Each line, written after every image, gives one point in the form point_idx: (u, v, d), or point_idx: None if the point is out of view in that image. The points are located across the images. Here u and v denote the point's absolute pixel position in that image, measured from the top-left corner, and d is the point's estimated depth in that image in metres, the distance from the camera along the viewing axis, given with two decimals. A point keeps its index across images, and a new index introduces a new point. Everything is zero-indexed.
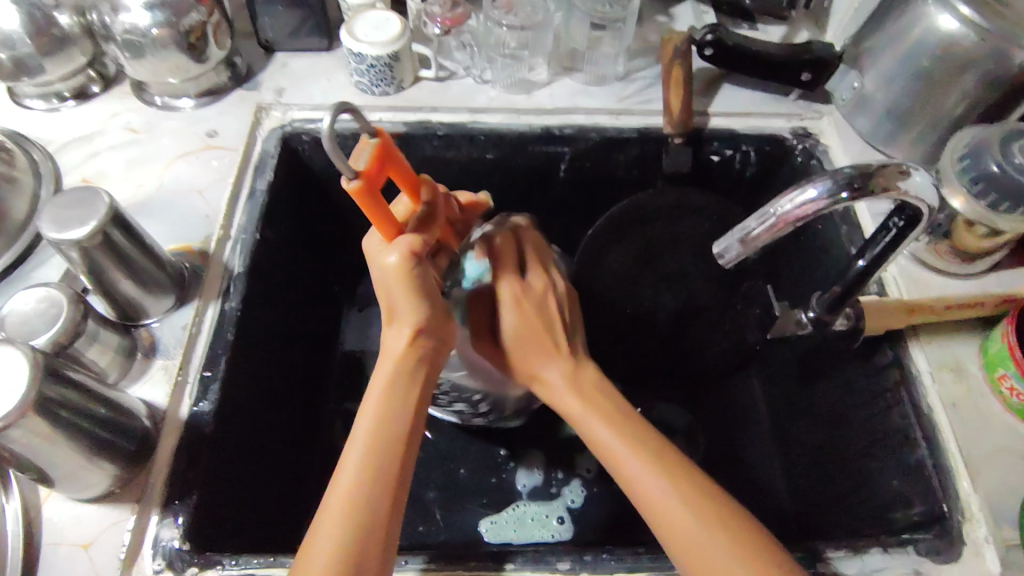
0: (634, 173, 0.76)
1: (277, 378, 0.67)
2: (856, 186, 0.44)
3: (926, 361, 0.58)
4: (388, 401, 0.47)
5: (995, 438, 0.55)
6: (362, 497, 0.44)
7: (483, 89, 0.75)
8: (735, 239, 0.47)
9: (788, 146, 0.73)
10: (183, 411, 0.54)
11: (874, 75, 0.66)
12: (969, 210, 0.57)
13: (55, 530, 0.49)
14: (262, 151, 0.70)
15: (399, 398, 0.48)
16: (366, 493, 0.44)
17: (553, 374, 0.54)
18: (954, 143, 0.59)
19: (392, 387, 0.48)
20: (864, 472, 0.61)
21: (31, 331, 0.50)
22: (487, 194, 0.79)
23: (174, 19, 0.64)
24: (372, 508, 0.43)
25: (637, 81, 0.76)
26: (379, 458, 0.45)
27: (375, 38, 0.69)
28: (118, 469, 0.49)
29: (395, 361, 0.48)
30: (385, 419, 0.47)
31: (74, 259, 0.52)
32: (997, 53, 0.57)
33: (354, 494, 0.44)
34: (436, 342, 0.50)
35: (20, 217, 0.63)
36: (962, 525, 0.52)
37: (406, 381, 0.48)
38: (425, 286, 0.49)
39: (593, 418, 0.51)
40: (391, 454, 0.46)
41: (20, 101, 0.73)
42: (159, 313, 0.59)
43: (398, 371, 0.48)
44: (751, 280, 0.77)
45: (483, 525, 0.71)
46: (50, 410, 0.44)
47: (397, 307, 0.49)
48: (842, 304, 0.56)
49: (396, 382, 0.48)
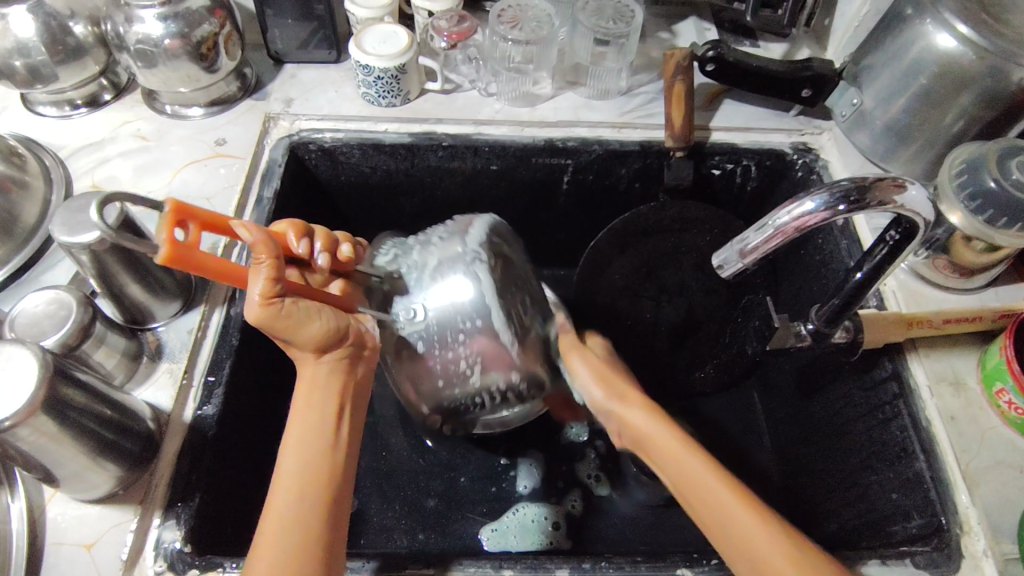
0: (636, 186, 0.78)
1: (284, 383, 0.68)
2: (852, 199, 0.45)
3: (924, 375, 0.59)
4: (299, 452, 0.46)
5: (993, 451, 0.55)
6: (290, 524, 0.43)
7: (488, 102, 0.77)
8: (734, 251, 0.48)
9: (788, 161, 0.74)
10: (187, 414, 0.55)
11: (872, 92, 0.68)
12: (966, 225, 0.58)
13: (58, 530, 0.50)
14: (269, 159, 0.71)
15: (320, 410, 0.48)
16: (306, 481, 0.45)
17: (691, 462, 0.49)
18: (953, 157, 0.60)
19: (319, 408, 0.48)
20: (863, 485, 0.62)
21: (40, 333, 0.51)
22: (492, 204, 0.80)
23: (187, 30, 0.65)
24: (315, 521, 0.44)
25: (640, 96, 0.77)
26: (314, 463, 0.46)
27: (383, 51, 0.70)
28: (122, 470, 0.50)
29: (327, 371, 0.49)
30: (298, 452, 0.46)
31: (84, 263, 0.53)
32: (994, 72, 0.58)
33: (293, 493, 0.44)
34: (352, 348, 0.52)
35: (31, 222, 0.64)
36: (961, 538, 0.52)
37: (334, 403, 0.49)
38: (302, 317, 0.47)
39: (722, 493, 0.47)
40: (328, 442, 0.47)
41: (33, 108, 0.74)
42: (166, 317, 0.59)
43: (322, 383, 0.49)
44: (751, 293, 0.77)
45: (483, 533, 0.71)
46: (57, 410, 0.44)
47: (290, 339, 0.48)
48: (841, 317, 0.57)
49: (307, 413, 0.48)
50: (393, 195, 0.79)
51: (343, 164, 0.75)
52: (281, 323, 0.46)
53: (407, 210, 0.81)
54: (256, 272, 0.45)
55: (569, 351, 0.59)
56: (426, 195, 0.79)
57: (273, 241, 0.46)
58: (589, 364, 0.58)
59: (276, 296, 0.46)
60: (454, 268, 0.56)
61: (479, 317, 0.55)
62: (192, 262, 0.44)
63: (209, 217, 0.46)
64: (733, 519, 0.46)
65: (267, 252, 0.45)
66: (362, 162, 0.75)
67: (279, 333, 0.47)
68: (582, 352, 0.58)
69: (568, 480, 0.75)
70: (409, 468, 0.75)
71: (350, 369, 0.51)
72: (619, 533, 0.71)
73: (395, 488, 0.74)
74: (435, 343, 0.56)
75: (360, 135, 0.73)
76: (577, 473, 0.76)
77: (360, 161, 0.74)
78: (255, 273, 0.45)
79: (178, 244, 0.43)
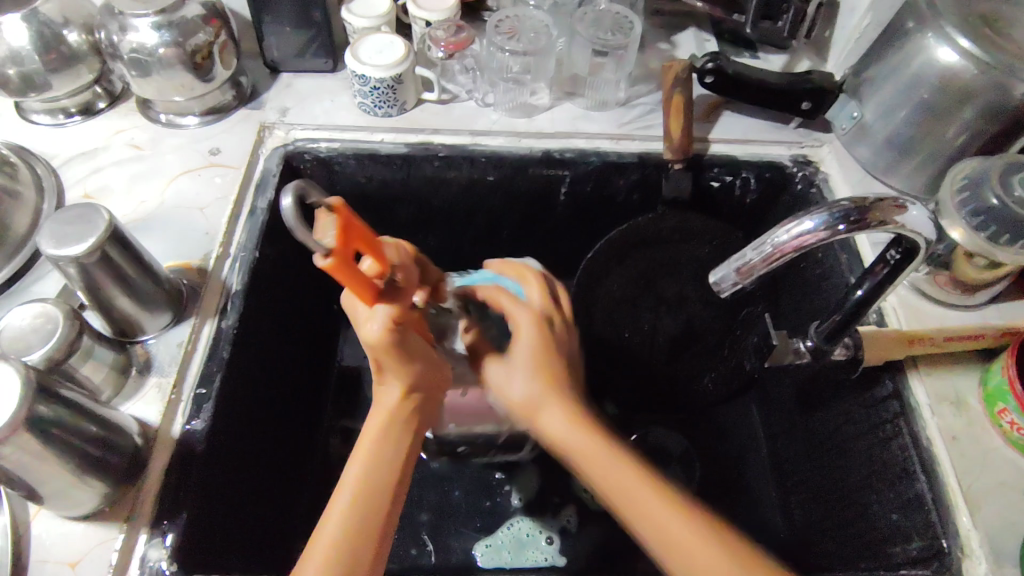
0: (634, 198, 0.77)
1: (277, 396, 0.67)
2: (853, 219, 0.44)
3: (926, 394, 0.58)
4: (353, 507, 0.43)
5: (995, 472, 0.54)
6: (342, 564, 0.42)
7: (484, 112, 0.76)
8: (731, 269, 0.47)
9: (788, 174, 0.73)
10: (175, 429, 0.54)
11: (873, 104, 0.67)
12: (967, 242, 0.57)
13: (43, 547, 0.49)
14: (263, 169, 0.70)
15: (392, 443, 0.46)
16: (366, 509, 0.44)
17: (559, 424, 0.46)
18: (955, 172, 0.59)
19: (392, 442, 0.47)
20: (862, 504, 0.61)
21: (25, 347, 0.50)
22: (487, 214, 0.80)
23: (181, 39, 0.65)
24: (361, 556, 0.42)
25: (638, 107, 0.77)
26: (376, 496, 0.44)
27: (379, 61, 0.69)
28: (107, 487, 0.49)
29: (401, 411, 0.48)
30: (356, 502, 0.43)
31: (72, 276, 0.52)
32: (996, 87, 0.57)
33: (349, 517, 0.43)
34: (429, 390, 0.50)
35: (21, 232, 0.63)
36: (962, 561, 0.51)
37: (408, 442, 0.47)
38: (409, 350, 0.47)
39: (642, 493, 0.43)
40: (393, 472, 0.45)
41: (27, 116, 0.74)
42: (156, 330, 0.58)
43: (397, 419, 0.47)
44: (751, 306, 0.76)
45: (478, 549, 0.70)
46: (41, 428, 0.43)
47: (388, 366, 0.47)
48: (841, 334, 0.56)
49: (381, 458, 0.46)
50: (389, 205, 0.78)
51: (339, 174, 0.74)
52: (393, 352, 0.46)
53: (402, 220, 0.80)
54: (391, 298, 0.44)
55: (522, 312, 0.51)
56: (421, 205, 0.78)
57: (412, 272, 0.46)
58: (525, 331, 0.50)
59: (396, 327, 0.45)
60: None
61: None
62: (354, 276, 0.39)
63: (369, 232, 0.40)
64: (670, 527, 0.41)
65: (409, 281, 0.45)
66: (357, 172, 0.74)
67: (377, 358, 0.46)
68: (535, 320, 0.50)
69: (564, 495, 0.74)
70: None
71: (423, 411, 0.49)
72: (616, 549, 0.70)
73: None
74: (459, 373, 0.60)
75: (356, 145, 0.72)
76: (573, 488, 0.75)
77: (355, 171, 0.74)
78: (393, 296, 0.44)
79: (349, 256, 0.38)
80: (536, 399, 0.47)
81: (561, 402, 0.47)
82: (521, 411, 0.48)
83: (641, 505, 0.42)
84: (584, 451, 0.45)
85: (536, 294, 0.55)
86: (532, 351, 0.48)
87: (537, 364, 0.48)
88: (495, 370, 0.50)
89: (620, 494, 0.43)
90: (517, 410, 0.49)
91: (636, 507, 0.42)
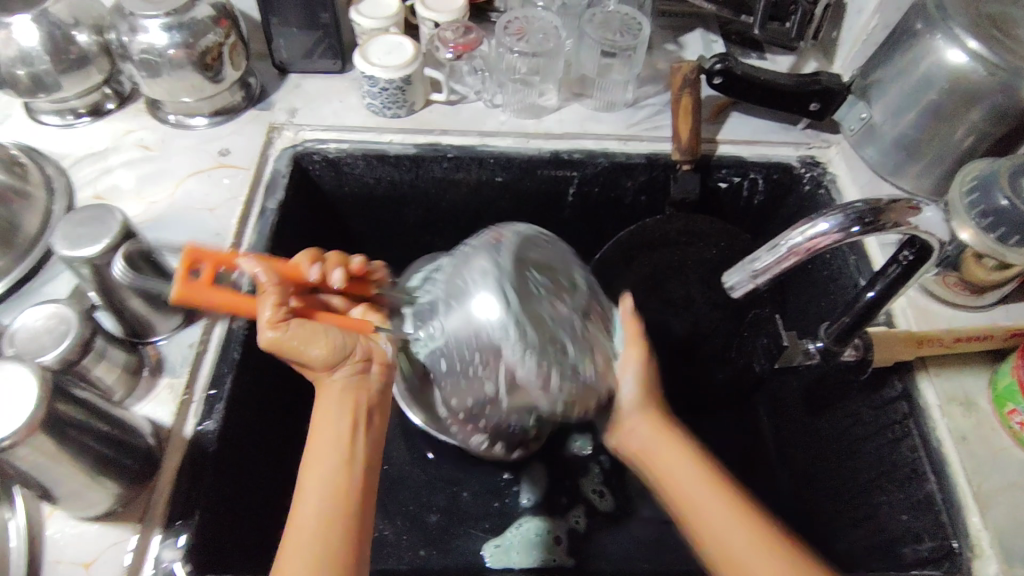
0: (642, 199, 0.77)
1: (287, 396, 0.68)
2: (867, 220, 0.44)
3: (935, 395, 0.58)
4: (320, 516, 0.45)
5: (1005, 472, 0.54)
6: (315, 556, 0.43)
7: (493, 113, 0.76)
8: (745, 271, 0.48)
9: (796, 174, 0.73)
10: (188, 430, 0.54)
11: (882, 106, 0.67)
12: (977, 243, 0.57)
13: (57, 548, 0.49)
14: (273, 170, 0.70)
15: (336, 429, 0.49)
16: (328, 498, 0.46)
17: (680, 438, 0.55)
18: (966, 172, 0.59)
19: (332, 433, 0.49)
20: (871, 505, 0.61)
21: (39, 348, 0.50)
22: (495, 216, 0.80)
23: (192, 40, 0.65)
24: (333, 541, 0.44)
25: (646, 108, 0.77)
26: (331, 488, 0.46)
27: (388, 61, 0.69)
28: (121, 488, 0.49)
29: (342, 395, 0.51)
30: (321, 513, 0.45)
31: (85, 277, 0.52)
32: (1006, 88, 0.57)
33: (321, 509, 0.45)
34: (364, 365, 0.52)
35: (32, 232, 0.63)
36: (973, 561, 0.51)
37: (348, 423, 0.50)
38: (305, 337, 0.49)
39: (675, 462, 0.53)
40: (345, 456, 0.48)
41: (36, 116, 0.74)
42: (167, 331, 0.59)
43: (340, 407, 0.50)
44: (759, 308, 0.76)
45: (487, 550, 0.70)
46: (57, 428, 0.43)
47: (303, 360, 0.50)
48: (851, 335, 0.57)
49: (327, 449, 0.48)
50: (396, 206, 0.78)
51: (347, 175, 0.74)
52: (291, 347, 0.49)
53: (409, 221, 0.80)
54: (265, 297, 0.49)
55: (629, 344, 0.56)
56: (429, 206, 0.78)
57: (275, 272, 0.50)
58: (641, 377, 0.56)
59: (283, 320, 0.49)
60: (475, 277, 0.53)
61: (516, 328, 0.51)
62: (202, 293, 0.47)
63: (219, 254, 0.49)
64: (706, 511, 0.50)
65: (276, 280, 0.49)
66: (366, 173, 0.74)
67: (290, 358, 0.50)
68: (641, 352, 0.56)
69: (572, 496, 0.74)
70: (412, 481, 0.75)
71: (362, 385, 0.52)
72: (624, 547, 0.71)
73: (396, 503, 0.73)
74: (457, 363, 0.54)
75: (365, 146, 0.73)
76: (581, 489, 0.75)
77: (364, 172, 0.74)
78: (264, 297, 0.49)
79: (186, 283, 0.47)
80: (637, 418, 0.56)
81: (649, 417, 0.56)
82: (630, 411, 0.56)
83: (684, 486, 0.52)
84: (659, 462, 0.54)
85: (631, 330, 0.57)
86: (638, 386, 0.56)
87: (644, 394, 0.56)
88: (621, 381, 0.56)
89: (670, 485, 0.52)
90: (625, 413, 0.56)
91: (688, 498, 0.51)
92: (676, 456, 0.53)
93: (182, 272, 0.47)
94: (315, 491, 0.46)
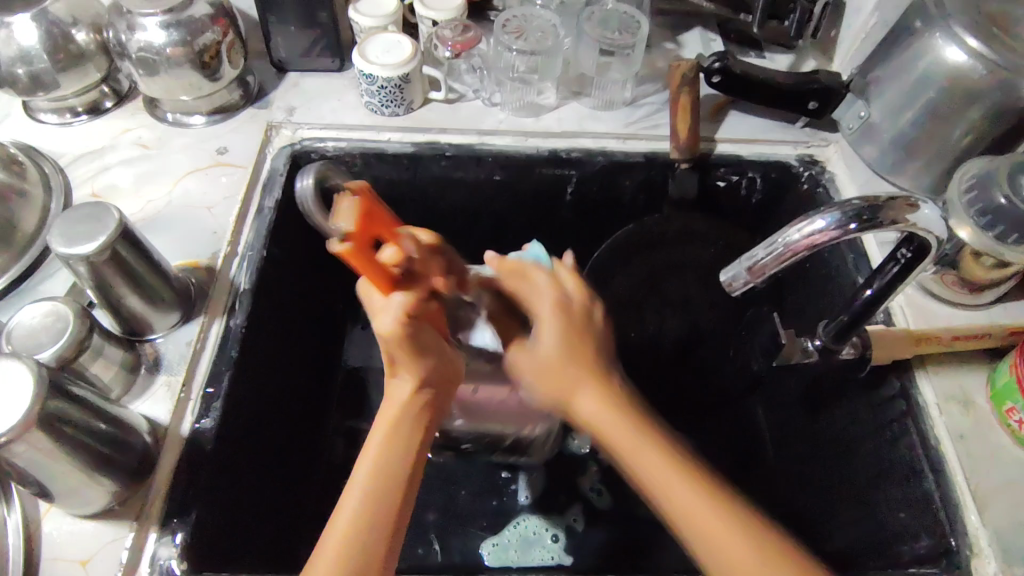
0: (640, 197, 0.77)
1: (285, 395, 0.68)
2: (864, 217, 0.44)
3: (933, 393, 0.58)
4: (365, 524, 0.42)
5: (1004, 470, 0.54)
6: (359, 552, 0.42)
7: (491, 112, 0.76)
8: (742, 268, 0.47)
9: (794, 173, 0.73)
10: (184, 428, 0.54)
11: (881, 104, 0.67)
12: (975, 241, 0.57)
13: (53, 545, 0.49)
14: (271, 169, 0.70)
15: (405, 422, 0.47)
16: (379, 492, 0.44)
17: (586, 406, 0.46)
18: (964, 170, 0.59)
19: (402, 423, 0.47)
20: (869, 504, 0.61)
21: (36, 345, 0.50)
22: (493, 214, 0.80)
23: (189, 38, 0.65)
24: (373, 542, 0.42)
25: (645, 106, 0.76)
26: (391, 482, 0.44)
27: (386, 60, 0.69)
28: (118, 486, 0.49)
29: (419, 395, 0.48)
30: (374, 508, 0.43)
31: (82, 274, 0.52)
32: (1004, 86, 0.57)
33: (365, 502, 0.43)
34: (450, 376, 0.51)
35: (30, 230, 0.63)
36: (971, 560, 0.51)
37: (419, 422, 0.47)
38: (425, 339, 0.48)
39: (646, 450, 0.44)
40: (407, 446, 0.46)
41: (34, 115, 0.74)
42: (165, 329, 0.59)
43: (411, 403, 0.48)
44: (756, 306, 0.76)
45: (485, 548, 0.70)
46: (53, 426, 0.43)
47: (407, 356, 0.48)
48: (848, 334, 0.56)
49: (393, 443, 0.46)
50: (394, 204, 0.78)
51: (345, 173, 0.74)
52: (414, 341, 0.47)
53: (407, 219, 0.80)
54: (398, 286, 0.48)
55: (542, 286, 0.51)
56: (427, 204, 0.78)
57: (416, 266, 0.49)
58: (547, 336, 0.49)
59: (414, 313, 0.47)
60: None
61: None
62: (363, 260, 0.44)
63: (378, 226, 0.46)
64: (693, 511, 0.42)
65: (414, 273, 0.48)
66: (364, 172, 0.74)
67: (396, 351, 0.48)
68: (557, 322, 0.49)
69: (570, 495, 0.74)
70: None
71: (439, 393, 0.50)
72: (622, 546, 0.70)
73: None
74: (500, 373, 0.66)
75: (363, 144, 0.72)
76: (580, 487, 0.74)
77: (362, 170, 0.74)
78: (403, 287, 0.47)
79: (357, 251, 0.43)
80: (570, 369, 0.47)
81: (602, 395, 0.47)
82: (557, 395, 0.48)
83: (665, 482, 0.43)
84: (614, 438, 0.46)
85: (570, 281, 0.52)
86: (560, 338, 0.48)
87: (566, 345, 0.48)
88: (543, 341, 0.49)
89: (644, 475, 0.44)
90: (557, 399, 0.48)
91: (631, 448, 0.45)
92: (633, 445, 0.45)
93: (354, 220, 0.44)
94: (364, 483, 0.44)
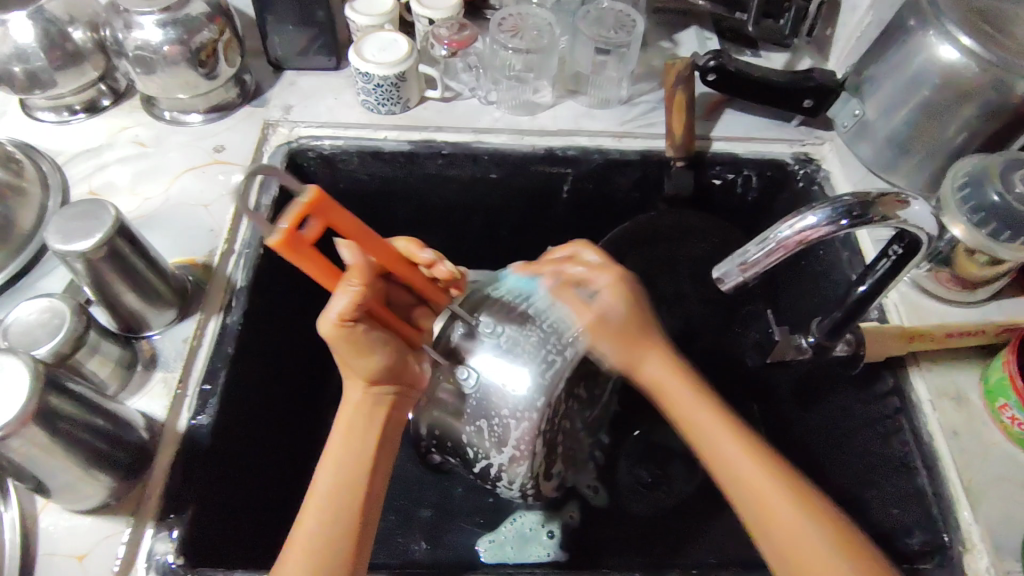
0: (635, 195, 0.77)
1: (282, 392, 0.68)
2: (855, 214, 0.44)
3: (926, 390, 0.58)
4: (330, 523, 0.45)
5: (996, 466, 0.54)
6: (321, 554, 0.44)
7: (487, 110, 0.76)
8: (734, 264, 0.47)
9: (789, 171, 0.73)
10: (181, 424, 0.54)
11: (875, 102, 0.67)
12: (968, 238, 0.57)
13: (50, 541, 0.49)
14: (268, 167, 0.71)
15: (361, 429, 0.49)
16: (338, 494, 0.46)
17: (653, 367, 0.53)
18: (954, 170, 0.59)
19: (358, 431, 0.49)
20: (863, 500, 0.62)
21: (33, 341, 0.50)
22: (489, 212, 0.80)
23: (186, 36, 0.65)
24: (341, 540, 0.45)
25: (640, 105, 0.77)
26: (345, 486, 0.46)
27: (382, 58, 0.70)
28: (114, 481, 0.49)
29: (370, 401, 0.50)
30: (330, 512, 0.45)
31: (79, 271, 0.52)
32: (998, 84, 0.58)
33: (326, 507, 0.46)
34: (398, 386, 0.51)
35: (27, 228, 0.64)
36: (963, 555, 0.51)
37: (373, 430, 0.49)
38: (365, 345, 0.47)
39: (715, 433, 0.50)
40: (363, 456, 0.48)
41: (32, 113, 0.74)
42: (161, 326, 0.59)
43: (362, 411, 0.49)
44: (751, 304, 0.77)
45: (481, 544, 0.70)
46: (49, 421, 0.44)
47: (348, 361, 0.48)
48: (841, 330, 0.57)
49: (351, 450, 0.48)
50: (390, 202, 0.78)
51: (341, 171, 0.74)
52: (346, 345, 0.46)
53: (402, 216, 0.80)
54: (347, 286, 0.44)
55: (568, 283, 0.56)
56: (423, 202, 0.78)
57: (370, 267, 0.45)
58: (613, 300, 0.54)
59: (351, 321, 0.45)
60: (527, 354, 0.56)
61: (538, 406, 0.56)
62: (304, 256, 0.41)
63: (337, 219, 0.42)
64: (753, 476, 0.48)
65: (365, 277, 0.44)
66: (360, 170, 0.74)
67: (337, 352, 0.47)
68: (613, 280, 0.55)
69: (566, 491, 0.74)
70: (407, 476, 0.75)
71: (392, 398, 0.51)
72: (617, 542, 0.71)
73: (390, 499, 0.73)
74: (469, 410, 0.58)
75: (360, 143, 0.73)
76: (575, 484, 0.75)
77: (358, 168, 0.74)
78: (347, 291, 0.44)
79: (293, 239, 0.40)
80: (640, 354, 0.53)
81: (662, 355, 0.54)
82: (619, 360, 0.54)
83: (744, 476, 0.48)
84: (680, 401, 0.52)
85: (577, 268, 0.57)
86: (618, 304, 0.54)
87: (625, 320, 0.53)
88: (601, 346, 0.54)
89: (707, 432, 0.50)
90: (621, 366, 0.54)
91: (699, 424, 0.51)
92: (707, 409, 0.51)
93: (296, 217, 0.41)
94: (325, 491, 0.46)
